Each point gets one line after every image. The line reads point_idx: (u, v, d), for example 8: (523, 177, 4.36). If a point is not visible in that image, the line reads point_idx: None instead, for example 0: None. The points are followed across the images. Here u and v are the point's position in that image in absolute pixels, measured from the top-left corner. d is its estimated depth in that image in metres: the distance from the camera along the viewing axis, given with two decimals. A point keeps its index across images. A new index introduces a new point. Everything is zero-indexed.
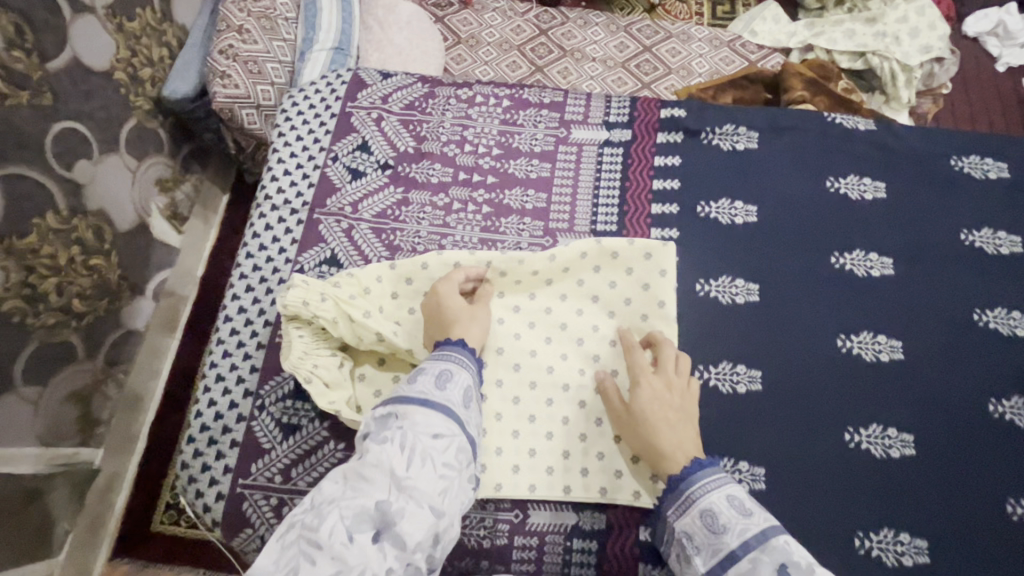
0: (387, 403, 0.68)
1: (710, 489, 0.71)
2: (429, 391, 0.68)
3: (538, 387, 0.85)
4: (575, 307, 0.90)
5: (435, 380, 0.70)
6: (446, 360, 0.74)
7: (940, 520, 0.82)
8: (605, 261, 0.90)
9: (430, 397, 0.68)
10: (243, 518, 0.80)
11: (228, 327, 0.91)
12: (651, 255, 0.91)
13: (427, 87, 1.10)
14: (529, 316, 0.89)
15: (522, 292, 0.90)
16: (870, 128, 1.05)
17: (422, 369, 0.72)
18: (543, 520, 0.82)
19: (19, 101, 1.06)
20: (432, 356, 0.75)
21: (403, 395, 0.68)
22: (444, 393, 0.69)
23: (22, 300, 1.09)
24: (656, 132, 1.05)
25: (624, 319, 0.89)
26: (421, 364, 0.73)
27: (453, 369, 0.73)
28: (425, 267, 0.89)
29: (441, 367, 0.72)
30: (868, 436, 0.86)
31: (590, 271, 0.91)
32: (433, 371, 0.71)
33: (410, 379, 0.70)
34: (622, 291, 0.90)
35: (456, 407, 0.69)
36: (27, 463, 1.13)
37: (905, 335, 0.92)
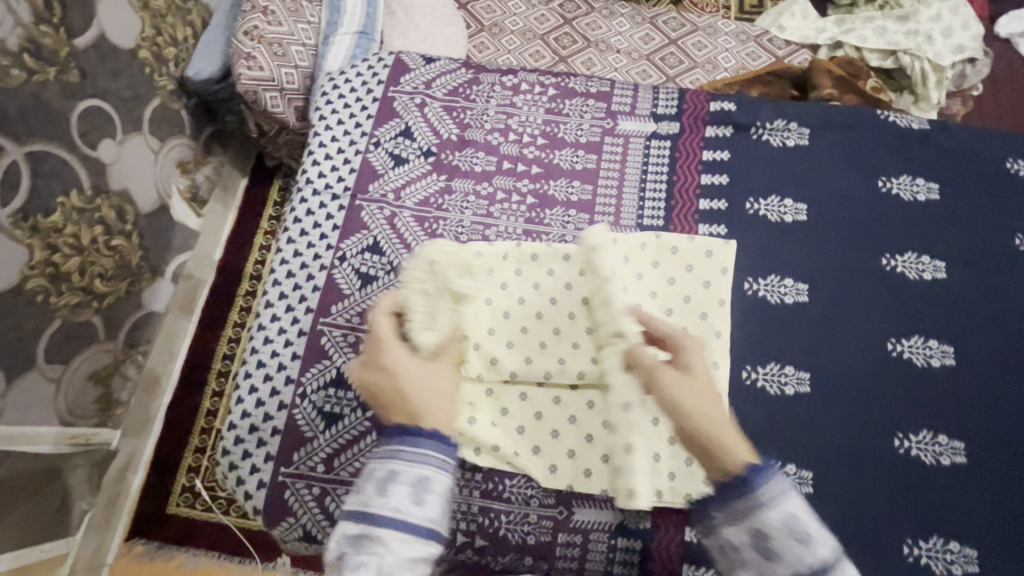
0: (355, 521, 0.57)
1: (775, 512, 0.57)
2: (405, 509, 0.57)
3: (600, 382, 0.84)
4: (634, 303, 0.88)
5: (411, 492, 0.58)
6: (423, 459, 0.59)
7: (992, 531, 0.80)
8: (665, 257, 0.91)
9: (407, 518, 0.57)
10: (285, 507, 0.80)
11: (269, 313, 0.90)
12: (711, 253, 0.92)
13: (471, 73, 1.07)
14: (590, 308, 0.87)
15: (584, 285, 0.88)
16: (924, 127, 1.03)
17: (392, 475, 0.58)
18: (588, 518, 0.80)
19: (47, 77, 1.04)
20: (403, 445, 0.60)
21: (373, 514, 0.57)
22: (423, 511, 0.58)
23: (46, 279, 1.07)
24: (705, 125, 1.03)
25: (682, 315, 0.89)
26: (392, 462, 0.59)
27: (433, 476, 0.59)
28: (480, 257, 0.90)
29: (417, 474, 0.59)
30: (918, 442, 0.84)
31: (648, 268, 0.90)
32: (408, 481, 0.58)
33: (380, 492, 0.57)
34: (681, 288, 0.90)
35: (435, 523, 0.58)
36: (47, 442, 1.13)
37: (957, 341, 0.90)
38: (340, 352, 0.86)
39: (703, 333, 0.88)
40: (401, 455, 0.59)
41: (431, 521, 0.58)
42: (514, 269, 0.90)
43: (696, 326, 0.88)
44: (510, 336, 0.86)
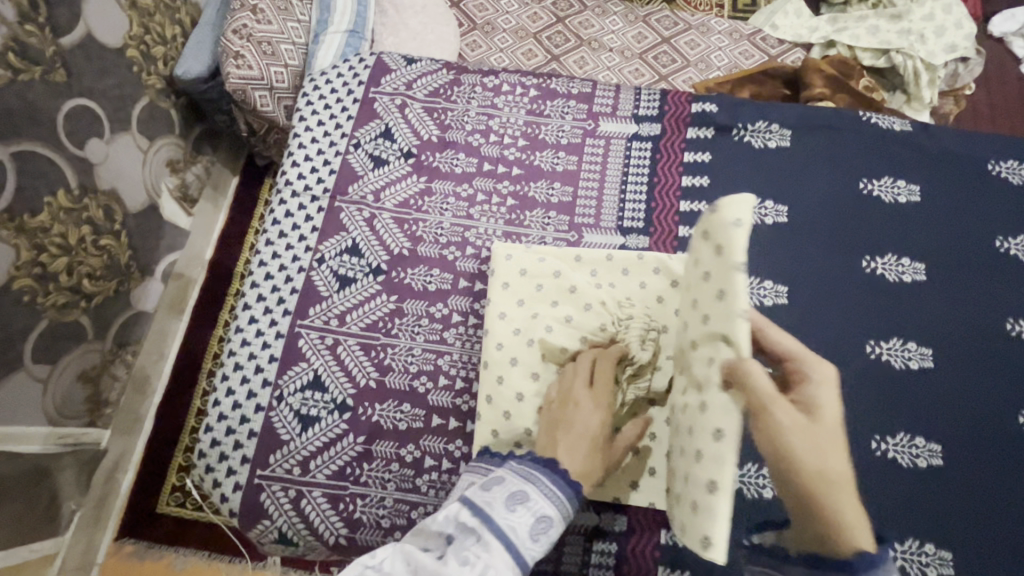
0: (474, 513, 0.63)
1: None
2: (518, 532, 0.63)
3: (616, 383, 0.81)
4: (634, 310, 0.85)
5: (532, 525, 0.64)
6: (554, 502, 0.66)
7: (966, 533, 0.81)
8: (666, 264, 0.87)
9: (515, 541, 0.62)
10: (261, 509, 0.80)
11: (247, 316, 0.90)
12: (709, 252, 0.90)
13: (452, 74, 1.07)
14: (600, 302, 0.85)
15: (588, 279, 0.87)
16: (906, 129, 1.03)
17: (526, 498, 0.65)
18: (562, 519, 0.81)
19: (33, 77, 1.03)
20: (547, 482, 0.67)
21: (494, 520, 0.63)
22: (531, 546, 0.63)
23: (33, 279, 1.06)
24: (686, 127, 1.03)
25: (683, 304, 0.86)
26: (529, 486, 0.66)
27: (553, 518, 0.65)
28: (507, 258, 0.88)
29: (543, 510, 0.65)
30: (895, 445, 0.84)
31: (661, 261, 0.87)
32: (533, 510, 0.64)
33: (509, 506, 0.64)
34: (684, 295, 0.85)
35: (529, 564, 0.63)
36: (37, 441, 1.13)
37: (936, 343, 0.90)
38: (317, 355, 0.86)
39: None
40: (540, 483, 0.66)
41: (531, 557, 0.63)
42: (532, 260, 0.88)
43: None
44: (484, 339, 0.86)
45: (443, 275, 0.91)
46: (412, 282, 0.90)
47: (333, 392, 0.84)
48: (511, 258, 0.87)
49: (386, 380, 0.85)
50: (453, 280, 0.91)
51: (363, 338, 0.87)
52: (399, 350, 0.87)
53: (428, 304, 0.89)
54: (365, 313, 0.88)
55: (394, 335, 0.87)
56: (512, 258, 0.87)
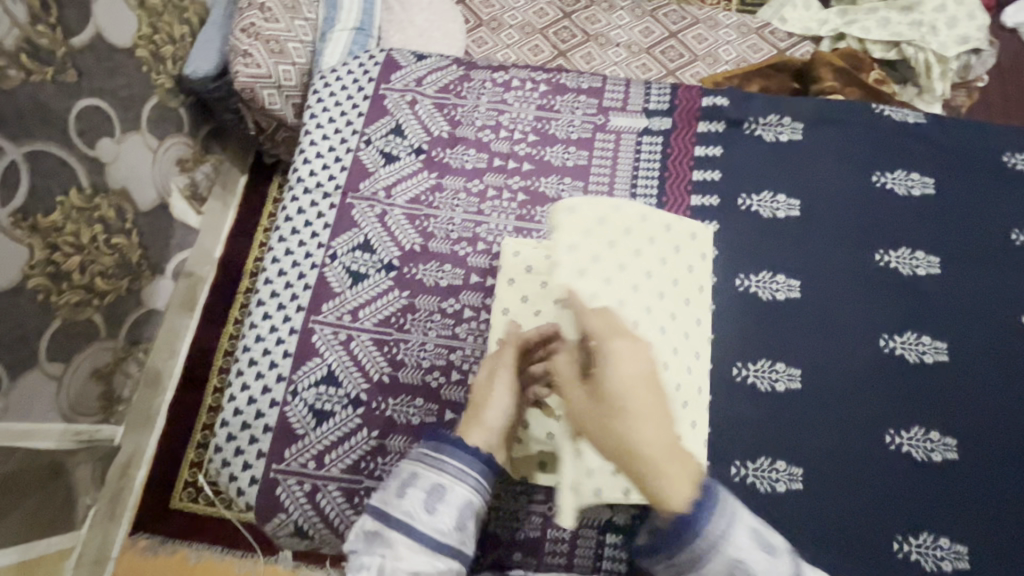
0: (374, 516, 0.66)
1: (730, 537, 0.57)
2: (415, 513, 0.65)
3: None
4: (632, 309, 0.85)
5: (427, 499, 0.66)
6: (442, 472, 0.68)
7: (983, 527, 0.80)
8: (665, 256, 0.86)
9: (417, 521, 0.65)
10: (277, 503, 0.81)
11: (261, 312, 0.91)
12: (695, 235, 0.88)
13: (462, 70, 1.07)
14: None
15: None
16: (919, 122, 1.02)
17: (414, 479, 0.67)
18: (576, 514, 0.81)
19: (44, 78, 1.04)
20: (426, 458, 0.69)
21: (388, 513, 0.65)
22: (431, 518, 0.65)
23: (47, 277, 1.08)
24: (697, 121, 1.02)
25: (683, 288, 0.85)
26: (415, 466, 0.68)
27: (446, 485, 0.67)
28: (515, 255, 0.88)
29: (432, 481, 0.67)
30: (910, 438, 0.84)
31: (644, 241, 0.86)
32: (423, 487, 0.67)
33: (399, 494, 0.66)
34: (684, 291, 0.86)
35: (444, 533, 0.65)
36: (52, 437, 1.14)
37: (951, 336, 0.89)
38: (331, 350, 0.87)
39: (701, 311, 0.86)
40: (424, 460, 0.69)
41: (439, 530, 0.65)
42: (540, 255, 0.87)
43: (697, 302, 0.86)
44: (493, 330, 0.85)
45: (455, 271, 0.91)
46: (424, 278, 0.91)
47: (347, 387, 0.85)
48: (518, 256, 0.87)
49: (399, 375, 0.85)
50: (465, 275, 0.91)
51: (376, 333, 0.87)
52: (412, 345, 0.87)
53: (440, 299, 0.90)
54: (378, 308, 0.89)
55: (406, 331, 0.88)
56: (518, 257, 0.88)
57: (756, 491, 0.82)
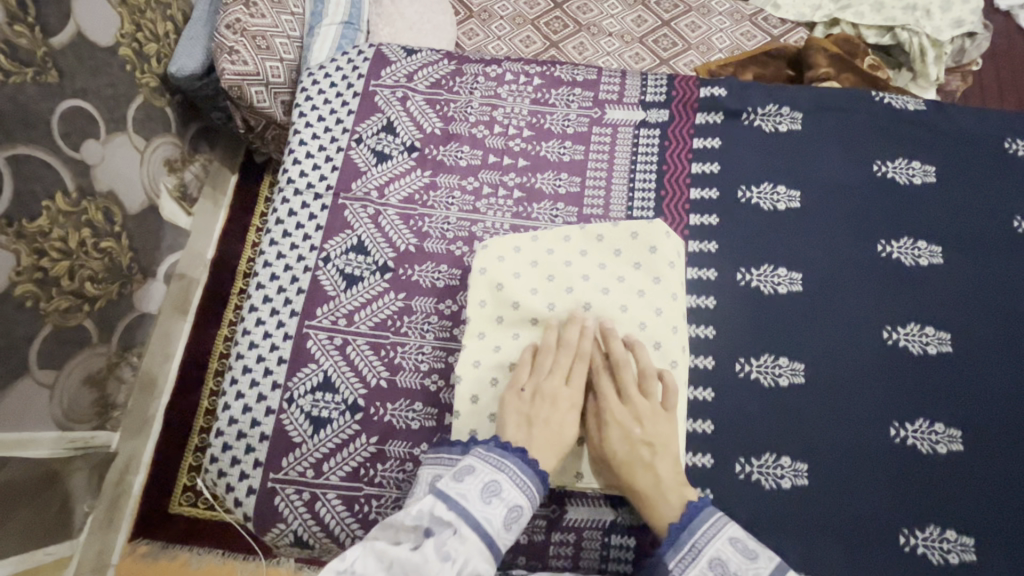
0: (450, 506, 0.64)
1: (711, 540, 0.69)
2: (495, 524, 0.65)
3: None
4: (582, 302, 0.84)
5: (506, 514, 0.66)
6: (524, 491, 0.68)
7: (988, 519, 0.80)
8: (612, 256, 0.86)
9: (492, 528, 0.65)
10: (275, 513, 0.79)
11: (254, 318, 0.88)
12: (656, 248, 0.86)
13: (454, 64, 1.04)
14: (583, 298, 0.84)
15: (571, 276, 0.85)
16: (919, 108, 1.00)
17: (499, 490, 0.67)
18: (580, 516, 0.80)
19: (25, 79, 1.01)
20: (512, 472, 0.68)
21: (470, 514, 0.65)
22: (505, 534, 0.66)
23: (35, 284, 1.05)
24: (695, 112, 1.00)
25: (636, 282, 0.85)
26: (501, 477, 0.68)
27: (524, 507, 0.68)
28: (500, 262, 0.86)
29: (515, 499, 0.67)
30: (914, 431, 0.83)
31: (611, 254, 0.86)
32: (506, 502, 0.67)
33: (485, 499, 0.66)
34: (631, 285, 0.85)
35: (505, 547, 0.66)
36: (45, 446, 1.12)
37: (953, 326, 0.88)
38: (327, 356, 0.85)
39: (660, 302, 0.84)
40: (510, 472, 0.68)
41: (503, 544, 0.66)
42: (523, 264, 0.86)
43: (669, 311, 0.84)
44: (485, 328, 0.83)
45: (451, 271, 0.90)
46: (420, 280, 0.89)
47: (344, 393, 0.83)
48: (503, 262, 0.85)
49: (397, 379, 0.84)
50: (462, 276, 0.89)
51: (372, 337, 0.86)
52: (409, 348, 0.85)
53: (436, 301, 0.88)
54: (373, 311, 0.87)
55: (403, 334, 0.86)
56: (504, 262, 0.86)
57: (762, 488, 0.81)
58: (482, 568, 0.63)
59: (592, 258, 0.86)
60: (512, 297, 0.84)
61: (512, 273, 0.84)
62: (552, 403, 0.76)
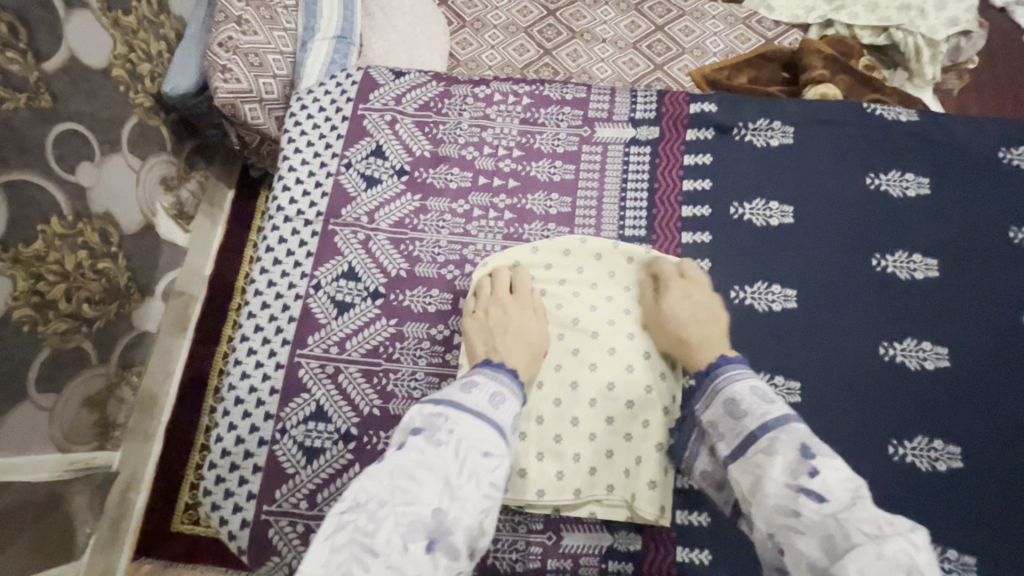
0: (435, 402, 0.66)
1: (730, 384, 0.72)
2: (484, 405, 0.68)
3: (563, 368, 0.83)
4: (572, 315, 0.85)
5: (490, 398, 0.69)
6: (498, 380, 0.72)
7: (988, 537, 0.79)
8: (602, 277, 0.88)
9: (483, 412, 0.67)
10: (270, 545, 0.79)
11: (245, 347, 0.88)
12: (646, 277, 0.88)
13: (443, 85, 1.04)
14: (573, 312, 0.85)
15: (563, 292, 0.87)
16: (912, 119, 0.99)
17: (476, 382, 0.70)
18: (577, 542, 0.79)
19: (19, 105, 1.01)
20: (482, 372, 0.73)
21: (457, 402, 0.67)
22: (497, 413, 0.68)
23: (32, 308, 1.05)
24: (685, 129, 1.00)
25: (623, 301, 0.86)
26: (472, 376, 0.72)
27: (506, 392, 0.71)
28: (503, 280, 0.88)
29: (493, 388, 0.70)
30: (913, 448, 0.82)
31: (603, 275, 0.88)
32: (487, 389, 0.70)
33: (465, 389, 0.68)
34: (619, 304, 0.86)
35: (507, 429, 0.68)
36: (46, 469, 1.11)
37: (951, 341, 0.87)
38: (319, 385, 0.84)
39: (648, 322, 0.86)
40: (480, 372, 0.73)
41: (504, 425, 0.67)
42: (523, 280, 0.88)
43: None
44: None
45: (442, 295, 0.89)
46: (411, 305, 0.89)
47: (337, 422, 0.83)
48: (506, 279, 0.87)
49: (389, 407, 0.83)
50: (453, 300, 0.89)
51: (364, 364, 0.85)
52: (402, 375, 0.85)
53: (429, 326, 0.88)
54: (364, 339, 0.87)
55: (396, 360, 0.86)
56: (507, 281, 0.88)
57: None
58: (487, 445, 0.63)
59: (585, 276, 0.88)
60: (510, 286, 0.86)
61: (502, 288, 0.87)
62: (503, 315, 0.82)
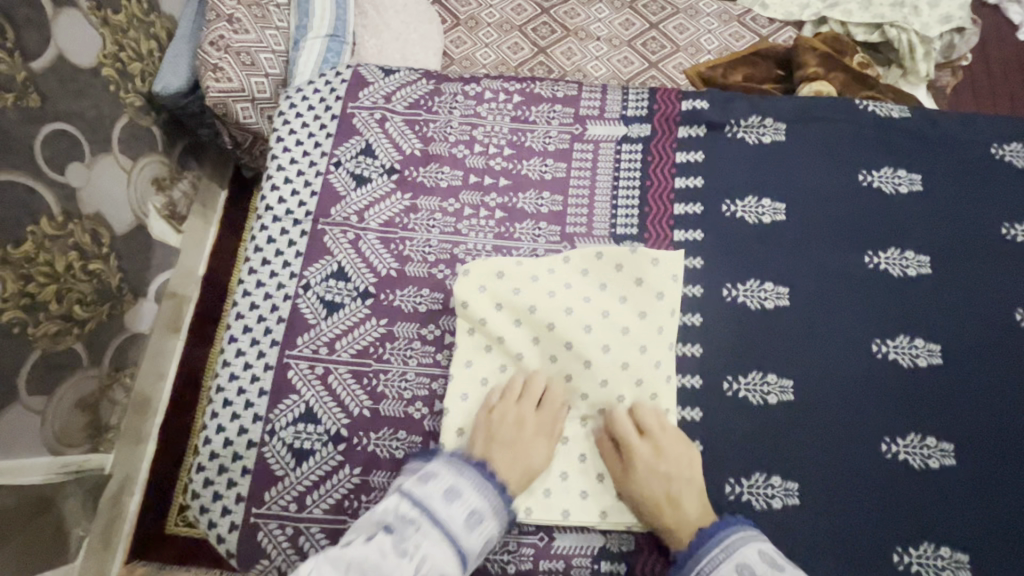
0: (413, 504, 0.70)
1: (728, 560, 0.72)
2: (457, 528, 0.70)
3: (559, 360, 0.83)
4: (564, 340, 0.83)
5: (467, 516, 0.71)
6: (483, 495, 0.73)
7: (981, 535, 0.79)
8: (595, 293, 0.85)
9: (454, 530, 0.69)
10: (259, 549, 0.78)
11: (234, 348, 0.87)
12: (643, 281, 0.85)
13: (433, 83, 1.03)
14: (566, 336, 0.82)
15: (555, 309, 0.83)
16: (904, 116, 0.99)
17: (459, 493, 0.72)
18: (569, 543, 0.79)
19: (5, 103, 0.99)
20: (470, 473, 0.74)
21: (434, 514, 0.70)
22: (468, 537, 0.70)
23: (21, 310, 1.04)
24: (677, 126, 0.99)
25: (620, 318, 0.84)
26: (461, 481, 0.73)
27: (485, 511, 0.72)
28: (484, 323, 0.83)
29: (475, 504, 0.72)
30: (906, 446, 0.82)
31: (598, 317, 0.83)
32: (468, 505, 0.72)
33: (447, 499, 0.71)
34: (615, 321, 0.83)
35: (472, 553, 0.70)
36: (37, 472, 1.10)
37: (944, 339, 0.87)
38: (308, 386, 0.84)
39: (644, 338, 0.83)
40: (470, 476, 0.74)
41: (469, 548, 0.70)
42: (507, 324, 0.83)
43: (654, 347, 0.83)
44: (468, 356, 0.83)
45: (433, 295, 0.88)
46: (402, 304, 0.88)
47: (326, 423, 0.82)
48: (487, 324, 0.82)
49: (380, 408, 0.83)
50: (444, 299, 0.88)
51: (354, 365, 0.84)
52: (392, 375, 0.84)
53: (419, 326, 0.87)
54: (354, 339, 0.86)
55: (386, 360, 0.85)
56: (489, 325, 0.82)
57: (752, 509, 0.80)
58: (444, 568, 0.67)
59: (578, 317, 0.83)
60: (496, 331, 0.83)
61: (493, 307, 0.83)
62: (518, 428, 0.78)
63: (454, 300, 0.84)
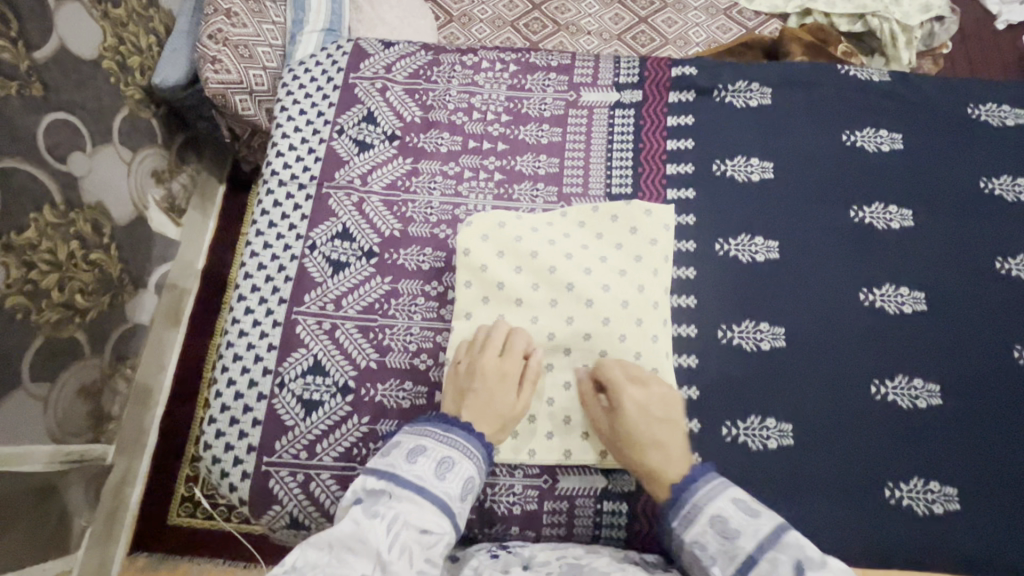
0: (380, 476, 0.70)
1: (715, 497, 0.72)
2: (426, 479, 0.70)
3: (559, 304, 0.85)
4: (565, 282, 0.86)
5: (436, 467, 0.71)
6: (449, 445, 0.73)
7: (969, 473, 0.82)
8: (593, 239, 0.89)
9: (427, 484, 0.70)
10: (271, 496, 0.80)
11: (243, 306, 0.89)
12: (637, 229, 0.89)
13: (431, 54, 1.07)
14: (566, 278, 0.86)
15: (555, 255, 0.87)
16: (884, 79, 1.03)
17: (424, 449, 0.72)
18: (572, 484, 0.81)
19: (9, 93, 1.01)
20: (434, 432, 0.75)
21: (400, 476, 0.70)
22: (440, 485, 0.70)
23: (24, 297, 1.05)
24: (668, 91, 1.03)
25: (617, 262, 0.87)
26: (423, 440, 0.74)
27: (455, 458, 0.72)
28: (485, 269, 0.86)
29: (444, 454, 0.72)
30: (894, 387, 0.85)
31: (596, 261, 0.87)
32: (435, 457, 0.72)
33: (411, 458, 0.71)
34: (613, 264, 0.87)
35: (452, 501, 0.70)
36: (40, 460, 1.10)
37: (928, 286, 0.90)
38: (316, 339, 0.86)
39: (642, 279, 0.86)
40: (434, 434, 0.74)
41: (447, 495, 0.70)
42: (508, 269, 0.86)
43: (651, 287, 0.86)
44: (469, 307, 0.86)
45: (436, 253, 0.91)
46: (405, 263, 0.91)
47: (335, 375, 0.84)
48: (487, 270, 0.86)
49: (386, 360, 0.85)
50: (446, 258, 0.91)
51: (360, 320, 0.87)
52: (397, 330, 0.87)
53: (423, 282, 0.90)
54: (360, 295, 0.88)
55: (391, 316, 0.87)
56: (488, 271, 0.86)
57: (748, 449, 0.83)
58: (424, 522, 0.67)
59: (577, 262, 0.87)
60: (495, 278, 0.86)
61: (496, 253, 0.86)
62: (479, 376, 0.79)
63: (458, 245, 0.87)
